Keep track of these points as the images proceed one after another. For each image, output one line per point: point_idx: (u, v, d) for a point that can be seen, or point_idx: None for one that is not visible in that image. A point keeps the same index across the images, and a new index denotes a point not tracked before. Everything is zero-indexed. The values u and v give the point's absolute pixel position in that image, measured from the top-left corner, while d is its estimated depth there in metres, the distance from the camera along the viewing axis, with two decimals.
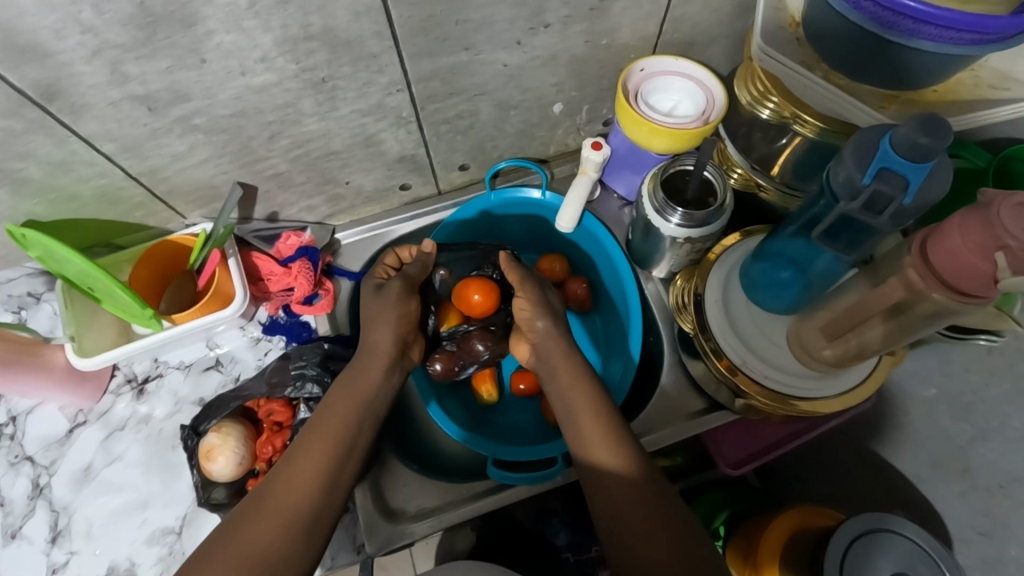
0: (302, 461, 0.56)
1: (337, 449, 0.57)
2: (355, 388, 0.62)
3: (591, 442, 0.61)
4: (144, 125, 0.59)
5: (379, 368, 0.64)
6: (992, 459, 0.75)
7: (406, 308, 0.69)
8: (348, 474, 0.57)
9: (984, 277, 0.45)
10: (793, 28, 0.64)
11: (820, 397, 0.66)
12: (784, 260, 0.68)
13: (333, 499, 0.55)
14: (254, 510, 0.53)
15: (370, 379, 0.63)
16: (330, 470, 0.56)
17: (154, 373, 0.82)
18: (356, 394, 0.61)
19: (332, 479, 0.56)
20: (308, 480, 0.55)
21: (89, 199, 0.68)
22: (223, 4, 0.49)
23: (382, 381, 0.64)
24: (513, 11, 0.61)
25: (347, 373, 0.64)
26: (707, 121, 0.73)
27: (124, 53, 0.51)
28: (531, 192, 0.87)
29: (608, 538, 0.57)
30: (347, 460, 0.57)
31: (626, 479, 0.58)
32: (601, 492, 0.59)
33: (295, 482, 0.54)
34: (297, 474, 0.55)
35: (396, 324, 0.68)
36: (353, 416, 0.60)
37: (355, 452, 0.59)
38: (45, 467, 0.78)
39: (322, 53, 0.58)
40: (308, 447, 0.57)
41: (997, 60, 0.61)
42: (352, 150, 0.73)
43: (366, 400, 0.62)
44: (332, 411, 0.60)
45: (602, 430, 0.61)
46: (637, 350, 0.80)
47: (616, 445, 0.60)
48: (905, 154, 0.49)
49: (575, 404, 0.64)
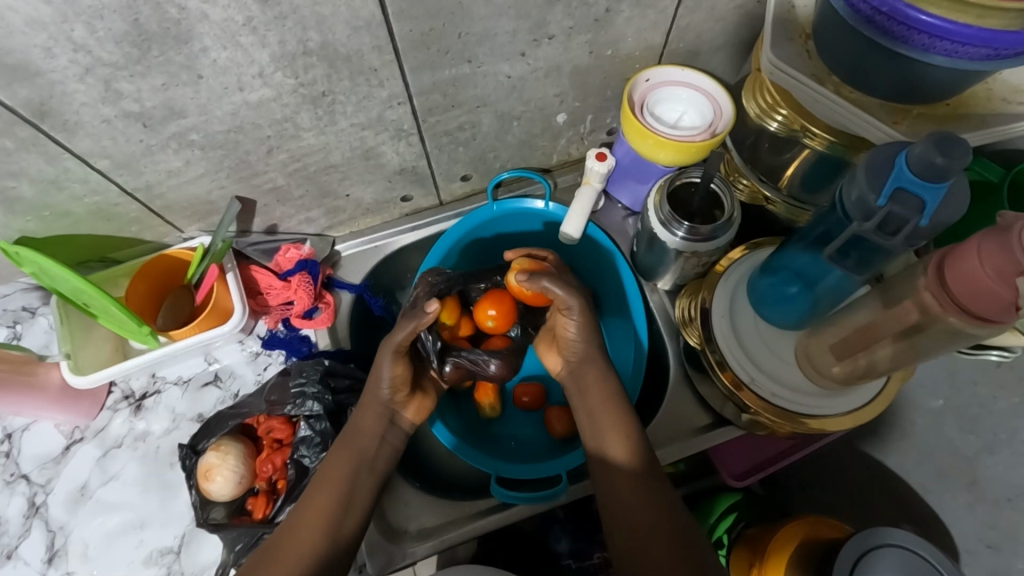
0: (308, 512, 0.61)
1: (340, 496, 0.62)
2: (353, 439, 0.65)
3: (605, 431, 0.65)
4: (139, 142, 0.58)
5: (374, 418, 0.66)
6: (998, 473, 0.79)
7: (394, 377, 0.66)
8: (354, 515, 0.62)
9: (1004, 302, 0.44)
10: (802, 39, 0.63)
11: (828, 415, 0.65)
12: (791, 274, 0.66)
13: (341, 540, 0.60)
14: (272, 551, 0.59)
15: (369, 430, 0.66)
16: (331, 518, 0.61)
17: (152, 389, 0.81)
18: (352, 448, 0.65)
19: (337, 522, 0.61)
20: (314, 528, 0.60)
21: (83, 215, 0.66)
22: (219, 20, 0.48)
23: (378, 433, 0.66)
24: (515, 23, 0.60)
25: (346, 429, 0.67)
26: (713, 133, 0.71)
27: (117, 70, 0.49)
28: (534, 203, 0.85)
29: (616, 540, 0.61)
30: (347, 510, 0.62)
31: (634, 477, 0.61)
32: (609, 487, 0.62)
33: (303, 530, 0.60)
34: (304, 526, 0.60)
35: (389, 389, 0.66)
36: (349, 467, 0.64)
37: (357, 500, 0.63)
38: (41, 486, 0.77)
39: (321, 68, 0.56)
40: (314, 499, 0.62)
41: (1010, 73, 0.60)
42: (352, 163, 0.72)
43: (364, 448, 0.65)
44: (333, 462, 0.64)
45: (623, 444, 0.63)
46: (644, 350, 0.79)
47: (634, 456, 0.62)
48: (921, 173, 0.47)
49: (592, 394, 0.68)
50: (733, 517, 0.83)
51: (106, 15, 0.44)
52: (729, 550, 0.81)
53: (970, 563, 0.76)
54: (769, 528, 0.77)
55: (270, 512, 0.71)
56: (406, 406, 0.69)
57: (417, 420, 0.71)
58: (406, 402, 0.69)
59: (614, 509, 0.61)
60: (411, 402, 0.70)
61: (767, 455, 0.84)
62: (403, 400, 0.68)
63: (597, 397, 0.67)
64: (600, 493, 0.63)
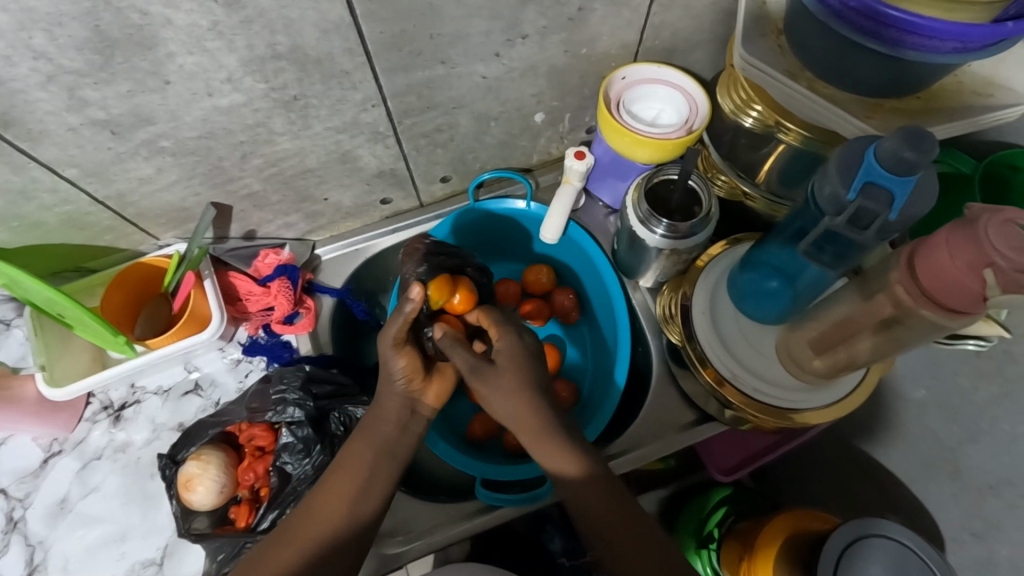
0: (324, 499, 0.60)
1: (361, 481, 0.61)
2: (375, 426, 0.63)
3: (569, 486, 0.60)
4: (108, 150, 0.57)
5: (396, 408, 0.63)
6: (979, 460, 0.71)
7: (403, 369, 0.62)
8: (371, 504, 0.61)
9: (972, 293, 0.45)
10: (775, 36, 0.63)
11: (807, 409, 0.66)
12: (771, 269, 0.66)
13: (358, 525, 0.60)
14: (285, 534, 0.59)
15: (393, 418, 0.63)
16: (349, 502, 0.60)
17: (132, 399, 0.80)
18: (373, 436, 0.62)
19: (354, 510, 0.60)
20: (333, 515, 0.59)
21: (55, 225, 0.66)
22: (184, 25, 0.47)
23: (400, 421, 0.64)
24: (488, 24, 0.59)
25: (368, 416, 0.65)
26: (690, 130, 0.72)
27: (81, 78, 0.49)
28: (515, 203, 0.85)
29: (599, 544, 0.60)
30: (365, 494, 0.61)
31: (614, 497, 0.60)
32: (575, 493, 0.60)
33: (320, 517, 0.59)
34: (320, 512, 0.59)
35: (402, 380, 0.63)
36: (369, 456, 0.62)
37: (377, 484, 0.61)
38: (19, 500, 0.76)
39: (291, 72, 0.56)
40: (330, 485, 0.61)
41: (979, 66, 0.61)
42: (329, 167, 0.71)
43: (385, 438, 0.63)
44: (353, 449, 0.62)
45: (598, 484, 0.60)
46: (621, 375, 0.78)
47: (604, 494, 0.60)
48: (890, 168, 0.48)
49: (544, 454, 0.61)
50: (724, 511, 0.88)
51: (66, 21, 0.44)
52: (719, 542, 0.84)
53: (955, 551, 0.74)
54: (758, 523, 0.77)
55: (253, 520, 0.70)
56: (426, 392, 0.65)
57: (440, 403, 0.66)
58: (425, 387, 0.65)
59: (592, 520, 0.59)
60: (429, 387, 0.65)
61: (755, 448, 0.85)
62: (420, 387, 0.64)
63: (533, 440, 0.62)
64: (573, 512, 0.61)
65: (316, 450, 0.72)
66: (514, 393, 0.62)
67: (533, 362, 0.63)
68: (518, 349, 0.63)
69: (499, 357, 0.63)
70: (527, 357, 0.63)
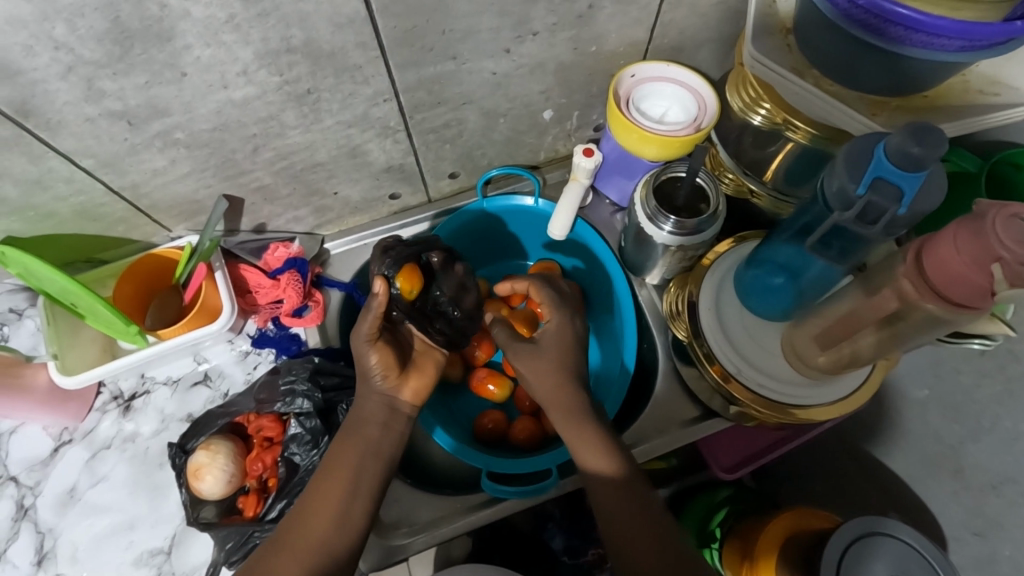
0: (316, 501, 0.59)
1: (347, 484, 0.60)
2: (360, 427, 0.63)
3: (597, 495, 0.60)
4: (124, 140, 0.58)
5: (376, 406, 0.64)
6: (983, 460, 0.70)
7: (378, 364, 0.64)
8: (361, 507, 0.60)
9: (980, 288, 0.45)
10: (783, 34, 0.63)
11: (814, 405, 0.66)
12: (775, 266, 0.68)
13: (348, 529, 0.58)
14: (279, 541, 0.58)
15: (374, 418, 0.64)
16: (338, 506, 0.59)
17: (141, 390, 0.81)
18: (358, 437, 0.62)
19: (345, 513, 0.59)
20: (322, 519, 0.58)
21: (68, 216, 0.66)
22: (201, 18, 0.48)
23: (384, 420, 0.64)
24: (498, 20, 0.60)
25: (349, 419, 0.64)
26: (698, 129, 0.72)
27: (99, 69, 0.49)
28: (522, 200, 0.86)
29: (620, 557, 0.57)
30: (355, 496, 0.60)
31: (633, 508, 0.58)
32: (583, 460, 0.61)
33: (312, 521, 0.58)
34: (311, 515, 0.58)
35: (379, 376, 0.64)
36: (359, 459, 0.61)
37: (364, 486, 0.61)
38: (29, 488, 0.76)
39: (304, 66, 0.56)
40: (320, 487, 0.60)
41: (985, 65, 0.61)
42: (338, 161, 0.72)
43: (374, 440, 0.63)
44: (338, 454, 0.62)
45: (620, 497, 0.58)
46: (631, 357, 0.79)
47: (633, 506, 0.58)
48: (900, 164, 0.48)
49: (587, 457, 0.61)
50: (725, 512, 0.89)
51: (87, 12, 0.45)
52: (721, 541, 0.85)
53: (957, 550, 0.73)
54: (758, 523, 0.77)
55: (260, 510, 0.71)
56: (403, 389, 0.66)
57: (419, 400, 0.67)
58: (402, 383, 0.66)
59: (615, 529, 0.57)
60: (406, 383, 0.66)
61: (757, 447, 0.85)
62: (397, 382, 0.65)
63: (563, 419, 0.63)
64: (603, 522, 0.59)
65: (323, 441, 0.73)
66: (547, 370, 0.65)
67: (576, 346, 0.67)
68: (568, 333, 0.67)
69: (542, 338, 0.67)
70: (569, 340, 0.67)
